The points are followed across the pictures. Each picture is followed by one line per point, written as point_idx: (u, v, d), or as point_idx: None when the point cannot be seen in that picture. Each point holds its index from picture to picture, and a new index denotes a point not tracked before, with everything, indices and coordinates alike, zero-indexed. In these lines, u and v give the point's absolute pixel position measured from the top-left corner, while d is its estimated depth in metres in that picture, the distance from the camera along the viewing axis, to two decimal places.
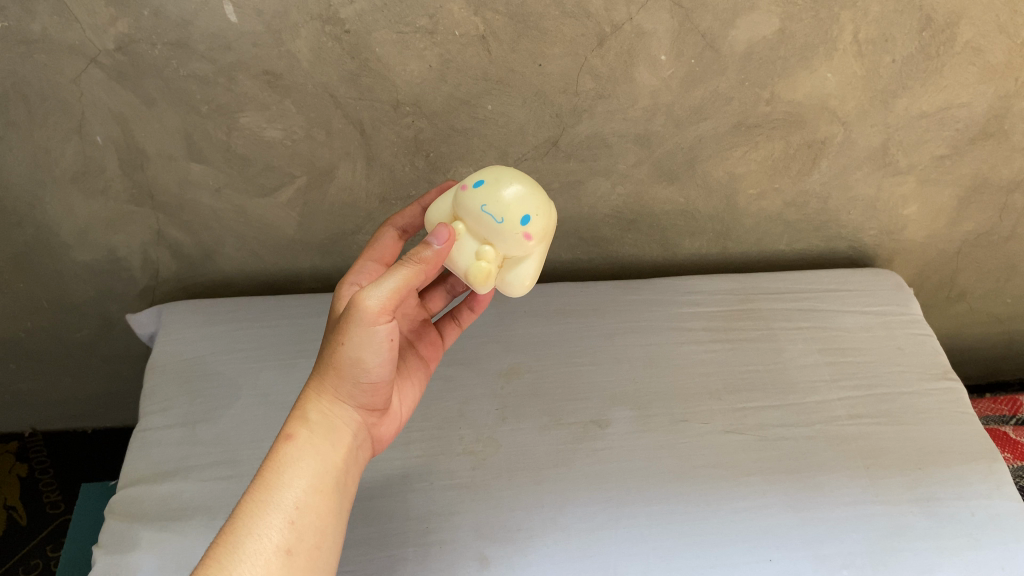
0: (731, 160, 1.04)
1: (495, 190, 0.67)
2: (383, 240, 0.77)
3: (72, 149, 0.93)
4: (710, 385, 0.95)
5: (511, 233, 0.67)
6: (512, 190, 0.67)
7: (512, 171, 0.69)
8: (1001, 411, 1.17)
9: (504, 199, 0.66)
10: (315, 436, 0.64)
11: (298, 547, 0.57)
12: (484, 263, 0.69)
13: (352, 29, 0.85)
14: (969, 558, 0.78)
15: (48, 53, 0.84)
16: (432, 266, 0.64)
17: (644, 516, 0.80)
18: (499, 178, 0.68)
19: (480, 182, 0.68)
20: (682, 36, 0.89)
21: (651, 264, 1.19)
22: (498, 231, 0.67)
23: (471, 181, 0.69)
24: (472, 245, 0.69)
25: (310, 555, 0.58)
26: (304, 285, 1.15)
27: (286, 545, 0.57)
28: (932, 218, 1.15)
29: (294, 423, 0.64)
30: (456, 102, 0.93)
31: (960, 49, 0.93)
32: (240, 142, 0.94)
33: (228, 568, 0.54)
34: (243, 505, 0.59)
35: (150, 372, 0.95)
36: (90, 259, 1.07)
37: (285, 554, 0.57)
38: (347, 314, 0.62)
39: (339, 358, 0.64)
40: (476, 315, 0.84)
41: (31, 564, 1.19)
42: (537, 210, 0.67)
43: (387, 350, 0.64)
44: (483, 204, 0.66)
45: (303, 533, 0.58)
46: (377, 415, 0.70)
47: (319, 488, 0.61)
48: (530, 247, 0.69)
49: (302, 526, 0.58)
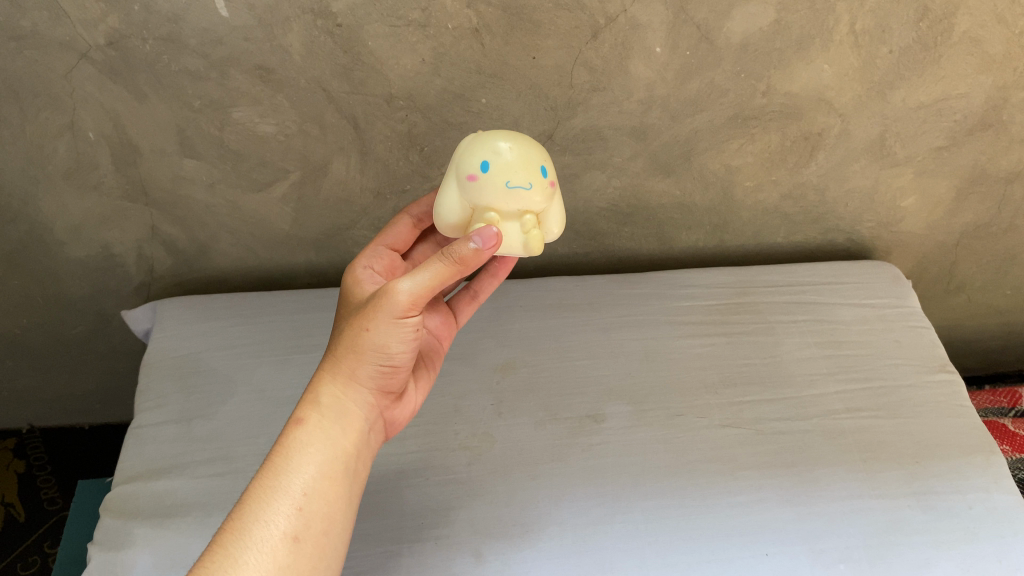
0: (728, 152, 1.03)
1: (504, 164, 0.65)
2: (396, 228, 0.77)
3: (65, 145, 0.93)
4: (707, 378, 0.95)
5: (541, 191, 0.67)
6: (516, 151, 0.66)
7: (496, 134, 0.67)
8: (1000, 403, 1.16)
9: (517, 163, 0.65)
10: (325, 419, 0.63)
11: (304, 533, 0.57)
12: (535, 230, 0.68)
13: (344, 23, 0.84)
14: (966, 551, 0.78)
15: (39, 49, 0.83)
16: (472, 267, 0.62)
17: (639, 511, 0.80)
18: (496, 150, 0.66)
19: (484, 164, 0.66)
20: (678, 28, 0.88)
21: (648, 256, 1.19)
22: (527, 196, 0.66)
23: (473, 168, 0.66)
24: (513, 224, 0.68)
25: (316, 542, 0.58)
26: (299, 280, 1.15)
27: (292, 531, 0.57)
28: (930, 209, 1.14)
29: (307, 405, 0.64)
30: (451, 96, 0.92)
31: (958, 39, 0.92)
32: (233, 137, 0.94)
33: (234, 554, 0.54)
34: (251, 490, 0.59)
35: (146, 368, 0.95)
36: (85, 255, 1.06)
37: (291, 541, 0.56)
38: (373, 302, 0.62)
39: (357, 342, 0.64)
40: (496, 283, 0.83)
41: (29, 561, 1.19)
42: (541, 156, 0.68)
43: (409, 336, 0.64)
44: (506, 180, 0.65)
45: (310, 520, 0.58)
46: (390, 399, 0.70)
47: (328, 474, 0.61)
48: (554, 195, 0.69)
49: (309, 513, 0.58)
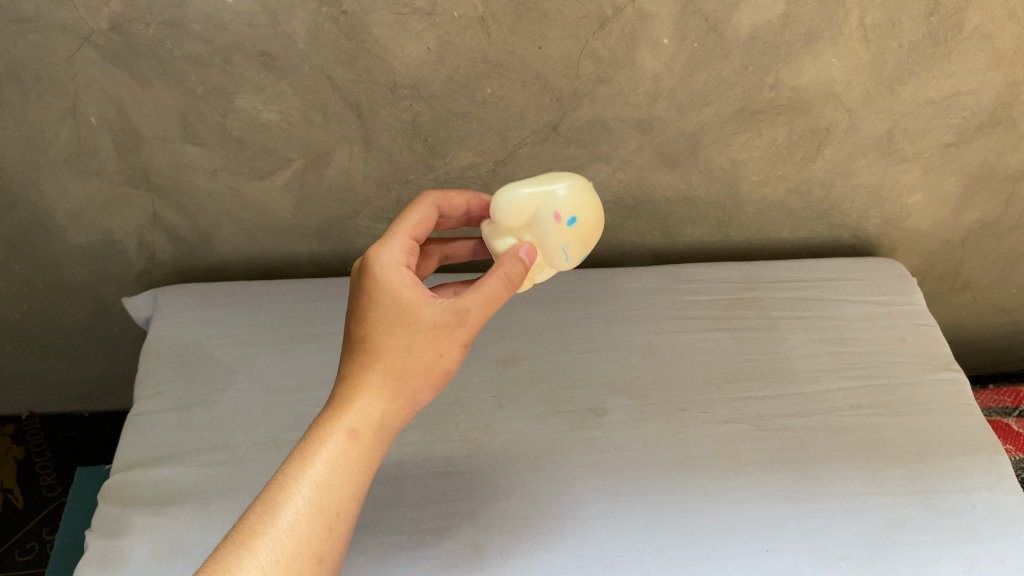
0: (733, 146, 1.02)
1: (584, 232, 0.68)
2: (423, 218, 0.70)
3: (67, 131, 0.92)
4: (709, 373, 0.94)
5: (563, 266, 0.71)
6: (591, 236, 0.69)
7: (594, 199, 0.69)
8: (1004, 402, 1.15)
9: (588, 237, 0.69)
10: (367, 435, 0.60)
11: (329, 556, 0.55)
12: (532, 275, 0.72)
13: (349, 10, 0.83)
14: (967, 550, 0.77)
15: (41, 32, 0.82)
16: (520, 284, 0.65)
17: (640, 506, 0.79)
18: (589, 216, 0.68)
19: (574, 221, 0.67)
20: (686, 19, 0.87)
21: (652, 250, 1.18)
22: (558, 262, 0.71)
23: (563, 211, 0.67)
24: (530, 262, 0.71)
25: (333, 562, 0.56)
26: (300, 270, 1.15)
27: (318, 552, 0.54)
28: (937, 207, 1.14)
29: (354, 409, 0.60)
30: (456, 85, 0.91)
31: (969, 34, 0.91)
32: (236, 124, 0.93)
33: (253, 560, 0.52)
34: (280, 488, 0.56)
35: (145, 356, 0.95)
36: (86, 242, 1.06)
37: (317, 560, 0.54)
38: (440, 315, 0.62)
39: (414, 354, 0.62)
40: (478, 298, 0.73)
41: (27, 547, 1.20)
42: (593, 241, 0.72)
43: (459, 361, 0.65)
44: (565, 245, 0.68)
45: (335, 542, 0.56)
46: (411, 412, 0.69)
47: (360, 497, 0.59)
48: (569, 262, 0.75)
49: (336, 534, 0.56)
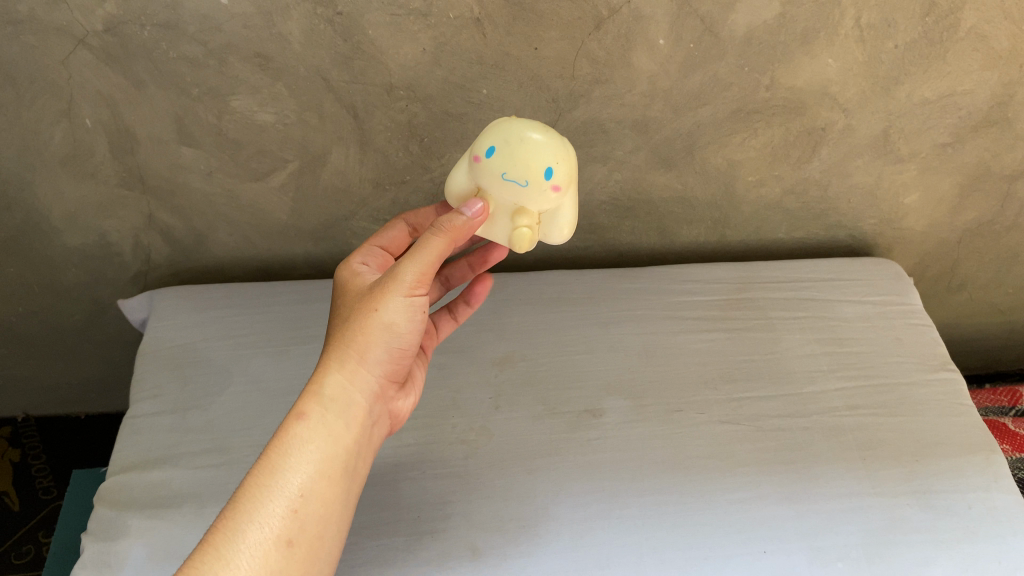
0: (730, 147, 1.02)
1: (512, 152, 0.65)
2: (391, 232, 0.77)
3: (61, 132, 0.92)
4: (706, 374, 0.95)
5: (538, 193, 0.66)
6: (525, 146, 0.65)
7: (508, 121, 0.67)
8: (1000, 402, 1.16)
9: (523, 157, 0.65)
10: (322, 414, 0.61)
11: (298, 535, 0.56)
12: (523, 226, 0.69)
13: (344, 11, 0.83)
14: (965, 550, 0.77)
15: (35, 34, 0.82)
16: (463, 236, 0.65)
17: (637, 507, 0.79)
18: (508, 138, 0.65)
19: (491, 149, 0.66)
20: (681, 20, 0.87)
21: (648, 251, 1.18)
22: (528, 193, 0.66)
23: (478, 151, 0.67)
24: (507, 214, 0.70)
25: (310, 546, 0.57)
26: (297, 271, 1.15)
27: (286, 534, 0.56)
28: (933, 207, 1.14)
29: (310, 394, 0.62)
30: (451, 86, 0.91)
31: (964, 34, 0.91)
32: (232, 126, 0.93)
33: (225, 556, 0.53)
34: (248, 482, 0.57)
35: (141, 359, 0.94)
36: (81, 243, 1.06)
37: (285, 544, 0.55)
38: (381, 284, 0.64)
39: (361, 328, 0.63)
40: (471, 309, 0.83)
41: (24, 550, 1.20)
42: (557, 158, 0.65)
43: (416, 319, 0.65)
44: (504, 171, 0.65)
45: (306, 524, 0.57)
46: (390, 391, 0.69)
47: (326, 473, 0.59)
48: (562, 192, 0.68)
49: (304, 516, 0.57)
